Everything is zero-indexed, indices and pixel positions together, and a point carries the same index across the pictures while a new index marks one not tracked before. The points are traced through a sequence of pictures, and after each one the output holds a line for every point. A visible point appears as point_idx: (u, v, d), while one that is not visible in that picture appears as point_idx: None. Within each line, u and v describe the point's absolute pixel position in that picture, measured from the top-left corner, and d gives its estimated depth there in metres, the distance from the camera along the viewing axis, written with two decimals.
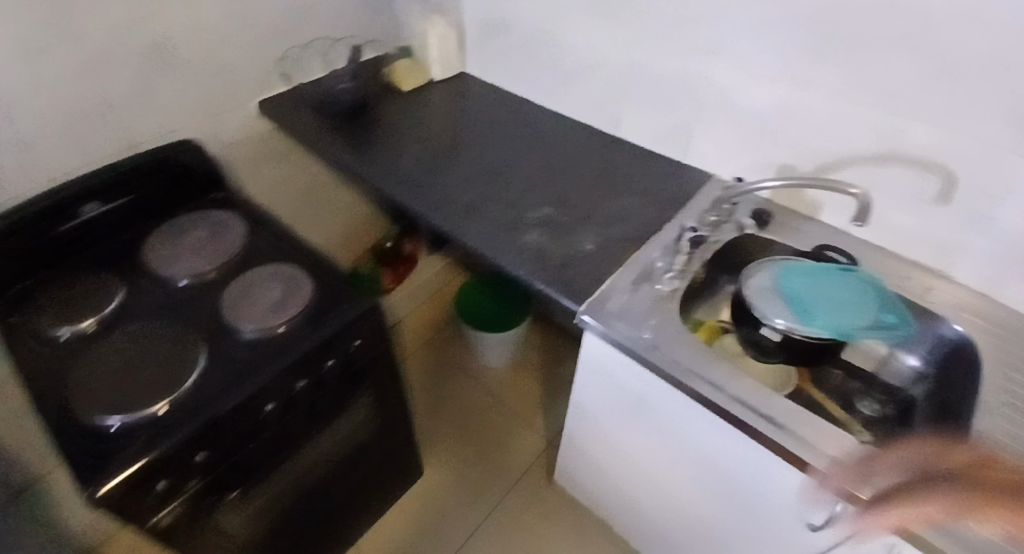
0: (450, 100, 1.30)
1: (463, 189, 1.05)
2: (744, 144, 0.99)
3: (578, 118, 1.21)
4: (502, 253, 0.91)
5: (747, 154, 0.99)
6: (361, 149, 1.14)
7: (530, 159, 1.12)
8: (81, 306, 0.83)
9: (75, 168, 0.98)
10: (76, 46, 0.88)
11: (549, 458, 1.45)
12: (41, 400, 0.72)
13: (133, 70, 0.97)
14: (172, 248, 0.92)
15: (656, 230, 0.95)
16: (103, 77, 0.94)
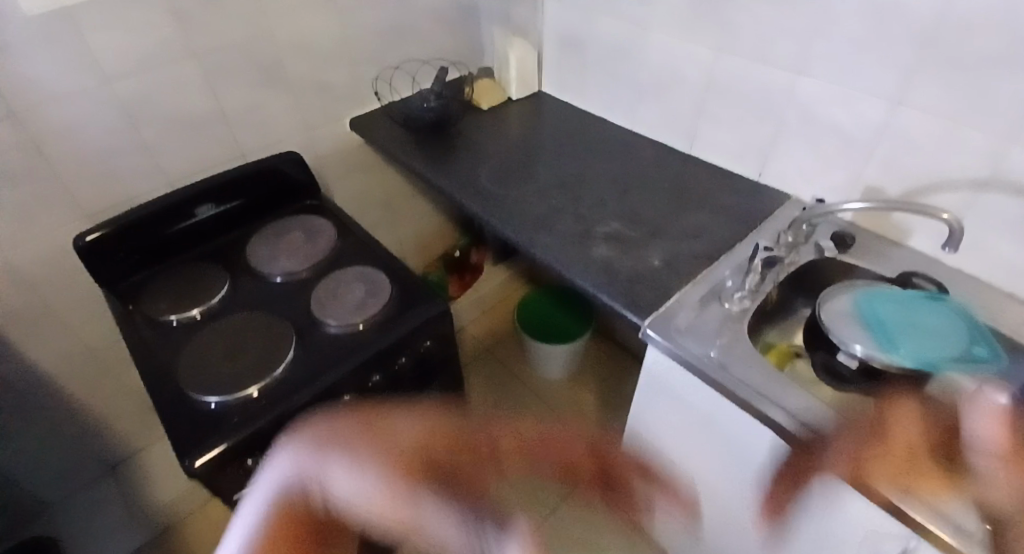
0: (525, 117, 1.34)
1: (534, 202, 1.09)
2: (827, 164, 0.96)
3: (652, 136, 1.22)
4: (570, 265, 0.93)
5: (830, 174, 0.96)
6: (439, 163, 1.20)
7: (601, 175, 1.14)
8: (188, 296, 0.93)
9: (192, 172, 1.10)
10: (200, 64, 1.01)
11: (605, 477, 1.44)
12: (153, 376, 0.81)
13: (246, 86, 1.09)
14: (270, 248, 1.01)
15: (727, 249, 0.94)
16: (220, 92, 1.06)
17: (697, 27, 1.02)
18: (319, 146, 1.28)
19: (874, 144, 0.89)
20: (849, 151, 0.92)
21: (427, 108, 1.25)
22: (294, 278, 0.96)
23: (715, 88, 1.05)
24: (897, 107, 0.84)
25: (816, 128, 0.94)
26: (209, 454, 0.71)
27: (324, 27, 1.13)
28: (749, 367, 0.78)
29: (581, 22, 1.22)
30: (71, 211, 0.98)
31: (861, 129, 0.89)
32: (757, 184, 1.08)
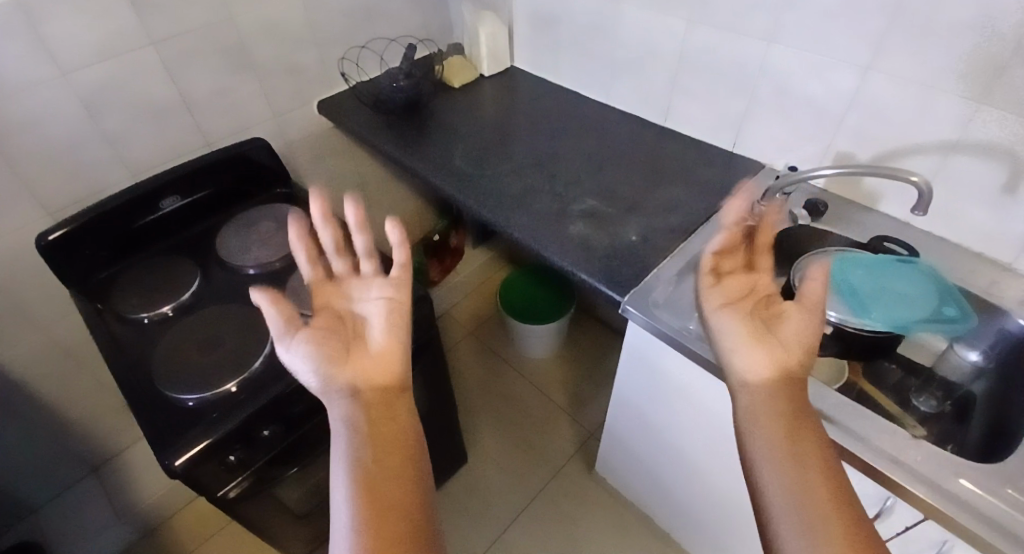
0: (497, 95, 1.32)
1: (510, 181, 1.07)
2: (800, 132, 0.96)
3: (626, 110, 1.21)
4: (548, 244, 0.93)
5: (802, 143, 0.97)
6: (412, 145, 1.18)
7: (576, 151, 1.13)
8: (159, 293, 0.90)
9: (156, 164, 1.06)
10: (157, 51, 0.97)
11: (591, 450, 1.46)
12: (126, 376, 0.79)
13: (208, 73, 1.05)
14: (241, 239, 0.98)
15: (704, 221, 0.94)
16: (181, 80, 1.02)
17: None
18: (287, 132, 1.25)
19: (846, 110, 0.89)
20: (821, 119, 0.92)
21: (398, 88, 1.21)
22: (268, 268, 0.94)
23: (689, 59, 1.03)
24: (869, 73, 0.84)
25: (788, 96, 0.94)
26: (190, 453, 0.70)
27: (286, 9, 1.09)
28: None
29: None
30: (30, 211, 0.94)
31: (833, 96, 0.89)
32: (731, 155, 1.08)
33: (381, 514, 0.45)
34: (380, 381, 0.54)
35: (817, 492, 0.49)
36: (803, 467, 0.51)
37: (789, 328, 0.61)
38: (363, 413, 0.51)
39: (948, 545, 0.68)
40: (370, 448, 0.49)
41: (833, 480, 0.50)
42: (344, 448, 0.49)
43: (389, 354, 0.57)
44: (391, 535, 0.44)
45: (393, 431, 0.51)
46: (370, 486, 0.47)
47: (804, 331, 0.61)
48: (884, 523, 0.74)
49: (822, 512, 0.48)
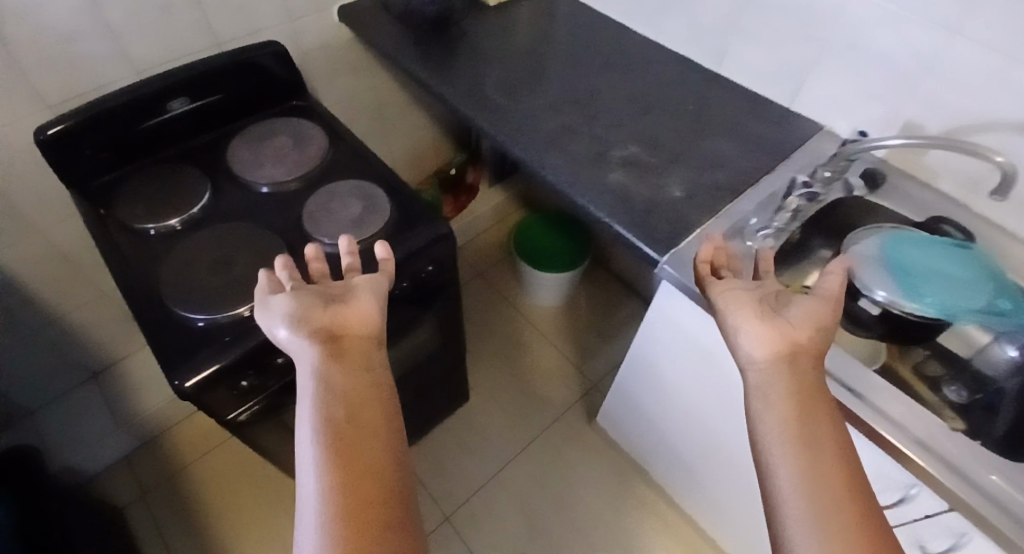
0: (535, 17, 1.20)
1: (545, 117, 1.00)
2: (867, 93, 0.88)
3: (676, 50, 1.11)
4: (582, 190, 0.87)
5: (868, 105, 0.89)
6: (441, 66, 1.08)
7: (618, 91, 1.04)
8: (167, 204, 0.84)
9: (164, 60, 0.98)
10: None
11: (593, 402, 1.46)
12: (132, 290, 0.75)
13: None
14: (254, 152, 0.91)
15: (755, 181, 0.88)
16: None
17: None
18: (304, 39, 1.15)
19: (923, 74, 0.81)
20: (895, 81, 0.84)
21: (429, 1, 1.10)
22: (285, 189, 0.88)
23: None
24: (960, 35, 0.75)
25: (862, 52, 0.85)
26: (201, 376, 0.67)
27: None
28: None
29: None
30: (25, 105, 0.86)
31: (914, 57, 0.81)
32: (786, 112, 1.00)
33: (350, 465, 0.45)
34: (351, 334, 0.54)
35: (830, 478, 0.47)
36: (813, 451, 0.48)
37: (794, 307, 0.57)
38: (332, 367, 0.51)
39: (967, 538, 0.68)
40: (342, 404, 0.49)
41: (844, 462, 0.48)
42: (315, 398, 0.49)
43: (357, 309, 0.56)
44: (359, 487, 0.44)
45: (363, 385, 0.51)
46: (339, 438, 0.46)
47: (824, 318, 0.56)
48: (902, 507, 0.75)
49: (843, 506, 0.45)
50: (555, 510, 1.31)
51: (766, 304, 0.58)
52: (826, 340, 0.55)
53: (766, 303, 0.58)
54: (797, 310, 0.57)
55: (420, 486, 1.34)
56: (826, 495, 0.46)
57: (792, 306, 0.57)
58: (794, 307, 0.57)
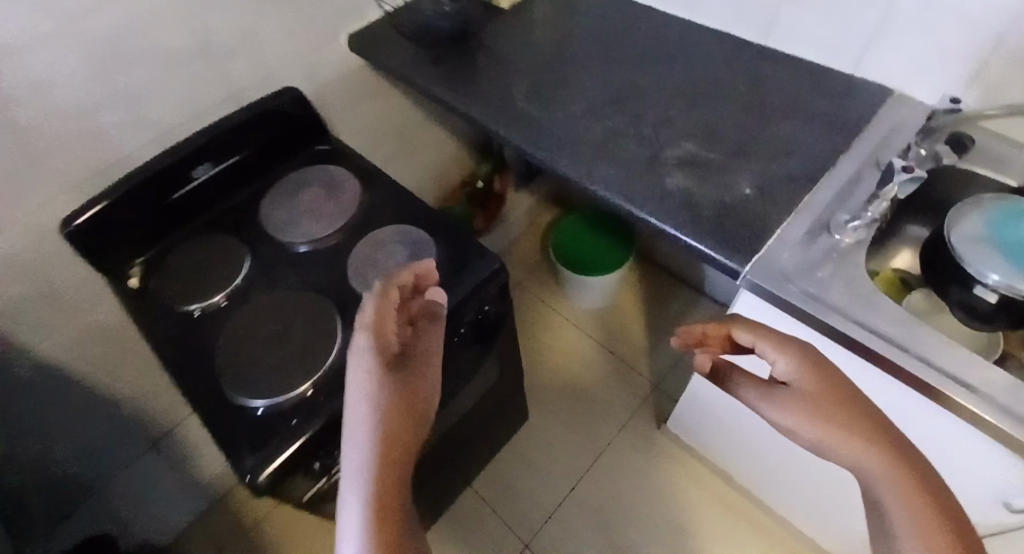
0: (554, 14, 1.12)
1: (585, 123, 0.92)
2: (939, 51, 0.79)
3: (715, 27, 1.03)
4: (641, 202, 0.80)
5: (943, 64, 0.80)
6: (464, 84, 1.01)
7: (660, 83, 0.96)
8: (207, 279, 0.80)
9: (181, 117, 0.95)
10: None
11: (658, 405, 1.40)
12: (186, 378, 0.71)
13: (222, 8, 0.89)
14: (288, 209, 0.86)
15: (830, 166, 0.80)
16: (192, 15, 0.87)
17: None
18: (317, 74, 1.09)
19: (1007, 25, 0.71)
20: (972, 36, 0.74)
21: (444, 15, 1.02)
22: (325, 245, 0.83)
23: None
24: None
25: (930, 6, 0.76)
26: (271, 468, 0.63)
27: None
28: (876, 319, 0.69)
29: None
30: (51, 189, 0.83)
31: (995, 8, 0.70)
32: (849, 80, 0.91)
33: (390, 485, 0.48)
34: (403, 446, 0.51)
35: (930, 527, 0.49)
36: (858, 450, 0.53)
37: (790, 419, 0.58)
38: (379, 484, 0.46)
39: None
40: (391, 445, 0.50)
41: (881, 443, 0.53)
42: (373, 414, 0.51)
43: (415, 422, 0.54)
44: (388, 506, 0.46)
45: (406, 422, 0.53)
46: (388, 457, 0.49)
47: (790, 394, 0.60)
48: None
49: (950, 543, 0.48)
50: (635, 525, 1.26)
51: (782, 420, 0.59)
52: (826, 415, 0.56)
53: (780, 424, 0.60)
54: (792, 416, 0.58)
55: (493, 514, 1.30)
56: (893, 487, 0.51)
57: (786, 411, 0.59)
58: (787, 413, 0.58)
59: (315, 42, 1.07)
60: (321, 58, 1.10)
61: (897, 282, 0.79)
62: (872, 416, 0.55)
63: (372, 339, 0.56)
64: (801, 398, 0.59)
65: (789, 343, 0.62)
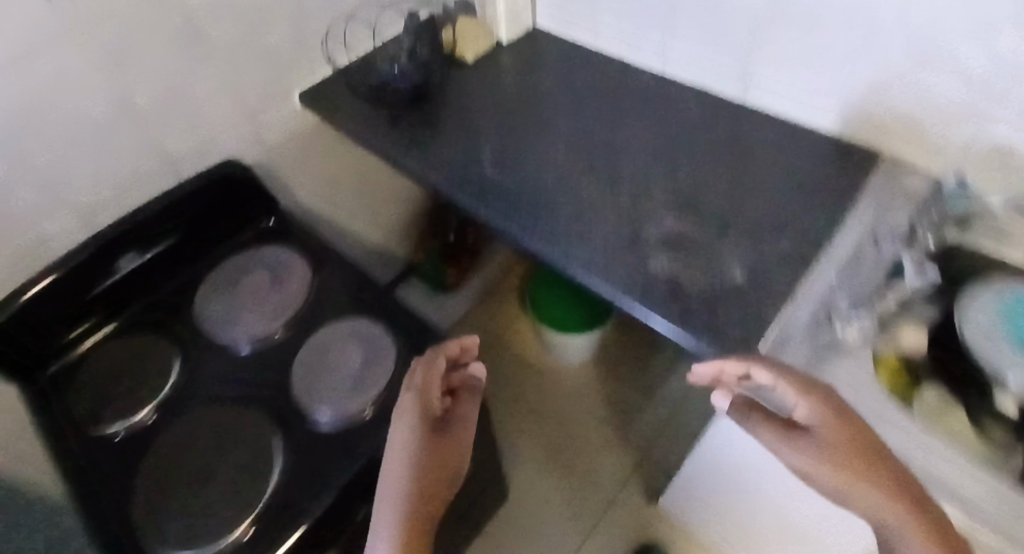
0: (519, 68, 1.05)
1: (557, 193, 0.84)
2: (929, 118, 0.74)
3: (691, 84, 0.96)
4: (622, 288, 0.72)
5: (935, 132, 0.75)
6: (424, 148, 0.93)
7: (635, 146, 0.89)
8: (130, 392, 0.70)
9: (110, 191, 0.87)
10: (57, 57, 0.72)
11: (646, 473, 1.31)
12: (97, 518, 0.59)
13: (146, 71, 0.82)
14: (226, 300, 0.76)
15: (827, 243, 0.73)
16: (114, 82, 0.79)
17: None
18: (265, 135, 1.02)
19: (1000, 96, 0.66)
20: (965, 105, 0.70)
21: (400, 73, 0.94)
22: (268, 345, 0.74)
23: (782, 23, 0.79)
24: None
25: (916, 73, 0.72)
26: None
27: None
28: (887, 428, 0.61)
29: None
30: None
31: (990, 80, 0.66)
32: (837, 142, 0.85)
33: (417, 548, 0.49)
34: (428, 512, 0.53)
35: None
36: (880, 504, 0.52)
37: (806, 468, 0.55)
38: (404, 548, 0.48)
39: None
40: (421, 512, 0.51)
41: (902, 499, 0.51)
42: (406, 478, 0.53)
43: (440, 494, 0.55)
44: None
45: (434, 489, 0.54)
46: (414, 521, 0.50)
47: (813, 444, 0.55)
48: None
49: None
50: None
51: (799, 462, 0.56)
52: (853, 468, 0.53)
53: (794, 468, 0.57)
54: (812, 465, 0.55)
55: None
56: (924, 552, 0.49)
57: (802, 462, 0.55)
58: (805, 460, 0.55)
59: (260, 103, 0.98)
60: (268, 118, 1.01)
61: (902, 367, 0.65)
62: (897, 475, 0.52)
63: (414, 404, 0.58)
64: (823, 447, 0.54)
65: (811, 391, 0.56)
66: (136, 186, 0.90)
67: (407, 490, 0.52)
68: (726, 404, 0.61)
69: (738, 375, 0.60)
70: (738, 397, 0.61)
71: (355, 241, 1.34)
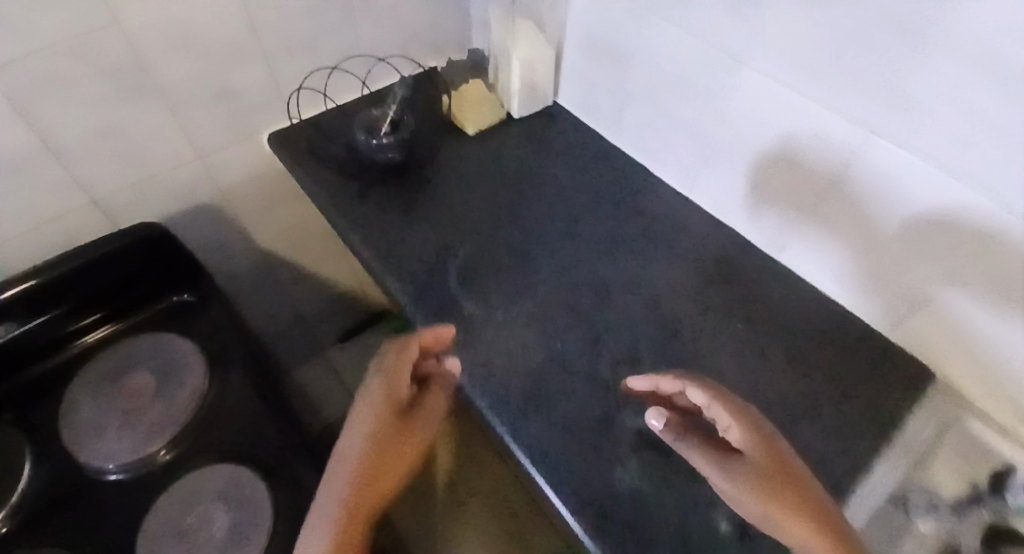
0: (524, 149, 0.90)
1: (526, 332, 0.69)
2: (924, 175, 0.52)
3: (717, 216, 0.80)
4: (568, 495, 0.57)
5: (926, 192, 0.53)
6: (387, 233, 0.78)
7: (633, 286, 0.74)
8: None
9: (28, 231, 0.76)
10: None
11: None
12: None
13: (75, 105, 0.70)
14: (105, 412, 0.71)
15: (844, 494, 0.57)
16: (34, 114, 0.68)
17: (785, 42, 0.58)
18: (221, 173, 0.88)
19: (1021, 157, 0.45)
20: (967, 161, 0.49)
21: (379, 145, 0.81)
22: (145, 472, 0.69)
23: (784, 70, 0.60)
24: None
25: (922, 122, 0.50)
26: None
27: (216, 14, 0.73)
28: None
29: (620, 18, 0.75)
30: None
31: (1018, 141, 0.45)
32: (882, 341, 0.67)
33: (365, 495, 0.55)
34: (390, 465, 0.58)
35: None
36: (803, 534, 0.47)
37: (730, 492, 0.51)
38: (351, 500, 0.54)
39: None
40: (371, 466, 0.56)
41: (824, 526, 0.47)
42: (358, 439, 0.58)
43: (410, 452, 0.60)
44: (353, 521, 0.53)
45: (398, 447, 0.59)
46: (366, 473, 0.56)
47: (742, 466, 0.51)
48: None
49: None
50: None
51: (717, 477, 0.52)
52: (762, 469, 0.50)
53: (719, 486, 0.53)
54: (727, 477, 0.51)
55: None
56: None
57: (716, 475, 0.52)
58: (729, 468, 0.52)
59: (219, 139, 0.85)
60: (226, 156, 0.87)
61: None
62: (815, 500, 0.49)
63: (378, 394, 0.61)
64: (749, 469, 0.51)
65: (745, 414, 0.54)
66: (60, 226, 0.78)
67: (364, 467, 0.56)
68: (660, 423, 0.57)
69: (674, 392, 0.59)
70: (674, 416, 0.57)
71: (320, 287, 1.19)
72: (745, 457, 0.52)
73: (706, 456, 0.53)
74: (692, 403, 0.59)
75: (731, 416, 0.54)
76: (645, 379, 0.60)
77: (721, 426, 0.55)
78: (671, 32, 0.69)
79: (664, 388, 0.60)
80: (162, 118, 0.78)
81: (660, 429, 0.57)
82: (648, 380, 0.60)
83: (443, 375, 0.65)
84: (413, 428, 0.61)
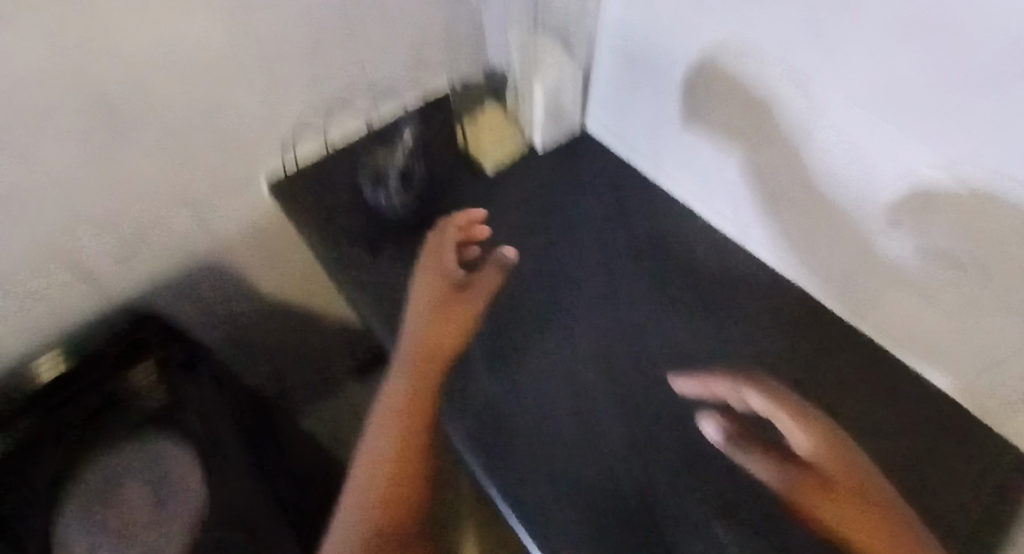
0: (551, 187, 0.81)
1: (569, 422, 0.61)
2: (893, 175, 0.49)
3: (780, 263, 0.70)
4: None
5: (888, 185, 0.50)
6: (404, 301, 0.69)
7: (685, 356, 0.65)
8: None
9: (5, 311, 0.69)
10: None
11: None
12: None
13: (50, 179, 0.60)
14: (102, 531, 0.72)
15: None
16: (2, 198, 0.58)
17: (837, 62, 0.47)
18: (219, 230, 0.80)
19: (988, 186, 0.43)
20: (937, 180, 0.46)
21: (388, 204, 0.73)
22: None
23: (842, 102, 0.49)
24: None
25: (911, 143, 0.46)
26: None
27: (209, 75, 0.63)
28: None
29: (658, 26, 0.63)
30: None
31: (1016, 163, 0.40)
32: (977, 425, 0.60)
33: (418, 370, 0.62)
34: (429, 356, 0.63)
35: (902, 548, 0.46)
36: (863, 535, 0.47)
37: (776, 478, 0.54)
38: (416, 360, 0.62)
39: None
40: (425, 347, 0.63)
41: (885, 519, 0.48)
42: (410, 321, 0.65)
43: (454, 335, 0.65)
44: (416, 383, 0.62)
45: (439, 334, 0.64)
46: (420, 348, 0.63)
47: (796, 455, 0.53)
48: None
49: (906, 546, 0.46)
50: None
51: (775, 472, 0.53)
52: (824, 462, 0.51)
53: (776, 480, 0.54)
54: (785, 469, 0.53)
55: None
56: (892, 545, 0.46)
57: (768, 467, 0.54)
58: (782, 453, 0.53)
59: (214, 194, 0.76)
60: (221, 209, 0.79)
61: None
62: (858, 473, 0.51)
63: (431, 269, 0.69)
64: (807, 463, 0.52)
65: (806, 418, 0.54)
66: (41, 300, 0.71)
67: (420, 333, 0.64)
68: (716, 433, 0.58)
69: (730, 398, 0.59)
70: (731, 425, 0.57)
71: (335, 327, 1.12)
72: (810, 456, 0.51)
73: (766, 455, 0.54)
74: (746, 410, 0.57)
75: (782, 415, 0.54)
76: (684, 381, 0.63)
77: (785, 432, 0.54)
78: (735, 71, 0.57)
79: (717, 397, 0.60)
80: (150, 179, 0.68)
81: (716, 438, 0.58)
82: (691, 381, 0.62)
83: (489, 260, 0.73)
84: (445, 328, 0.65)
